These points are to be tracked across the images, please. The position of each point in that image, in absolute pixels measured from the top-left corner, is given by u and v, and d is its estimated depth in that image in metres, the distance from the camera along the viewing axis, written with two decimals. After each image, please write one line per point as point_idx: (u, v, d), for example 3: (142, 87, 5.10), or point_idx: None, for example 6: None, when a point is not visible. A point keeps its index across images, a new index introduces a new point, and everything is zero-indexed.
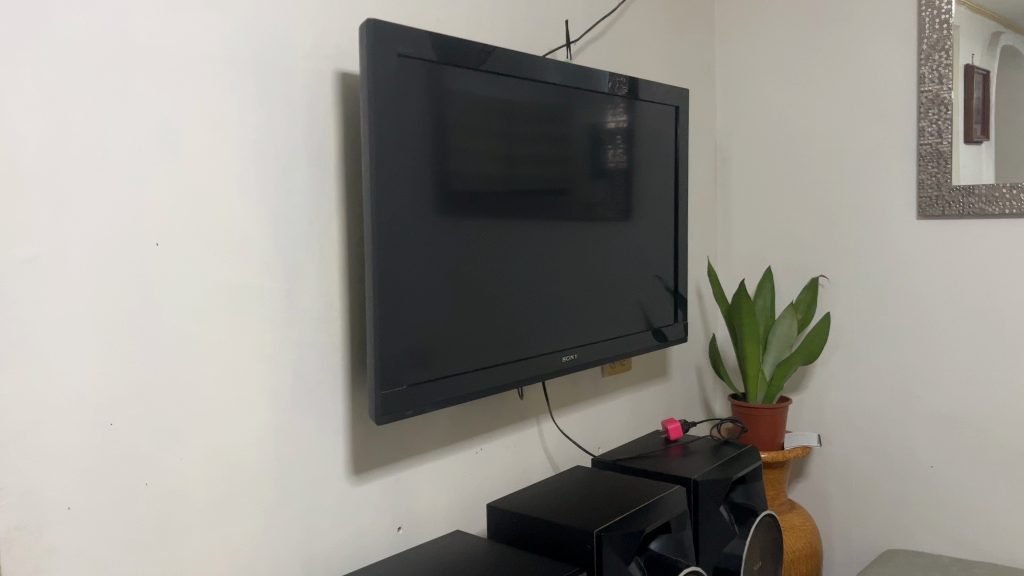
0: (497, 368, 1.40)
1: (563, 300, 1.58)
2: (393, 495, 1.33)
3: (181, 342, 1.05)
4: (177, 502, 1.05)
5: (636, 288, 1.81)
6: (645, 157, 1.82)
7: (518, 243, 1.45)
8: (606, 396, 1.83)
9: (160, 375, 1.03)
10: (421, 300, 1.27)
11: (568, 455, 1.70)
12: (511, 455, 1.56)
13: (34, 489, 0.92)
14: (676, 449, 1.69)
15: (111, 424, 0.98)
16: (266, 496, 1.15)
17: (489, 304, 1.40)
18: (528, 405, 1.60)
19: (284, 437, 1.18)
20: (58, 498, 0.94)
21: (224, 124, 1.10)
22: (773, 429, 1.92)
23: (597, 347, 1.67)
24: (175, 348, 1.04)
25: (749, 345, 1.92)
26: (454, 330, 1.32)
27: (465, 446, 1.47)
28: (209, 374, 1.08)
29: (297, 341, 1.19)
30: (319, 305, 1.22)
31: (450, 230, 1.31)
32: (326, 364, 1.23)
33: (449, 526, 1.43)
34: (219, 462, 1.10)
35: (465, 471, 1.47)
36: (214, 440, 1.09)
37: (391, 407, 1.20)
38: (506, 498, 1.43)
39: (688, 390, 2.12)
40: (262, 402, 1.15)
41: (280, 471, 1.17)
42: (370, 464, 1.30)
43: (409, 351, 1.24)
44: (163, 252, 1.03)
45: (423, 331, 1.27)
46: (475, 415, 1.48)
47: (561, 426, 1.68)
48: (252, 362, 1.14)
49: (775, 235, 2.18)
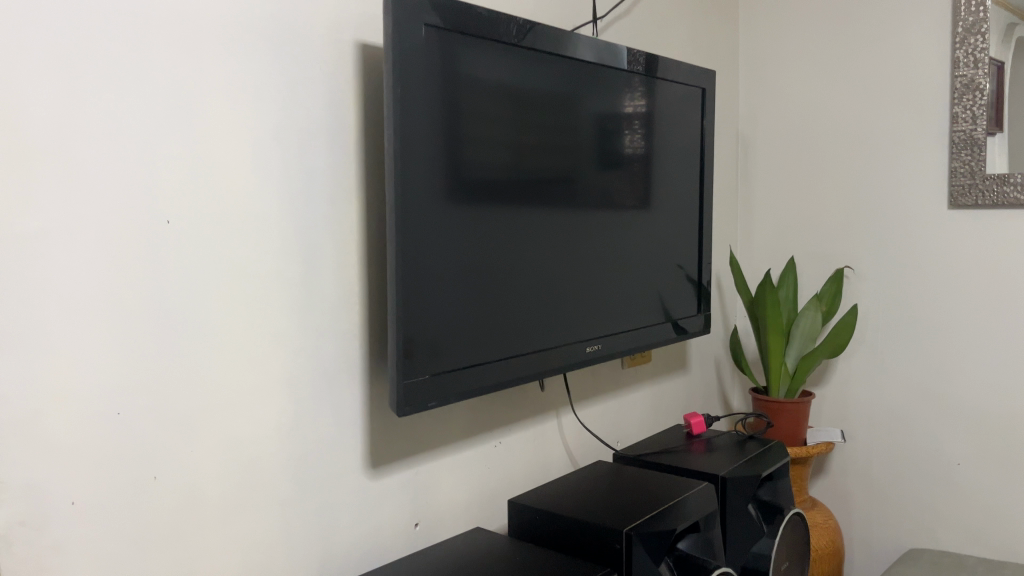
0: (519, 358, 1.34)
1: (583, 288, 1.52)
2: (410, 491, 1.27)
3: (192, 328, 0.99)
4: (189, 496, 0.99)
5: (657, 277, 1.75)
6: (668, 141, 1.76)
7: (537, 228, 1.39)
8: (626, 388, 1.77)
9: (171, 364, 0.97)
10: (442, 286, 1.20)
11: (589, 449, 1.64)
12: (532, 449, 1.50)
13: (36, 485, 0.85)
14: (700, 444, 1.63)
15: (118, 413, 0.92)
16: (282, 492, 1.09)
17: (510, 292, 1.33)
18: (549, 397, 1.54)
19: (299, 429, 1.11)
20: (63, 493, 0.87)
21: (241, 95, 1.03)
22: (797, 424, 1.85)
23: (617, 338, 1.60)
24: (188, 334, 0.98)
25: (772, 337, 1.86)
26: (475, 316, 1.26)
27: (485, 440, 1.41)
28: (224, 362, 1.02)
29: (315, 327, 1.13)
30: (337, 291, 1.16)
31: (471, 214, 1.25)
32: (343, 352, 1.17)
33: (468, 522, 1.37)
34: (233, 456, 1.03)
35: (484, 467, 1.41)
36: (228, 432, 1.03)
37: (412, 399, 1.13)
38: (528, 494, 1.37)
39: (707, 383, 2.06)
40: (278, 393, 1.09)
41: (295, 465, 1.11)
42: (389, 457, 1.24)
43: (431, 341, 1.18)
44: (175, 231, 0.97)
45: (444, 319, 1.20)
46: (495, 408, 1.42)
47: (581, 419, 1.62)
48: (268, 350, 1.07)
49: (797, 225, 2.12)
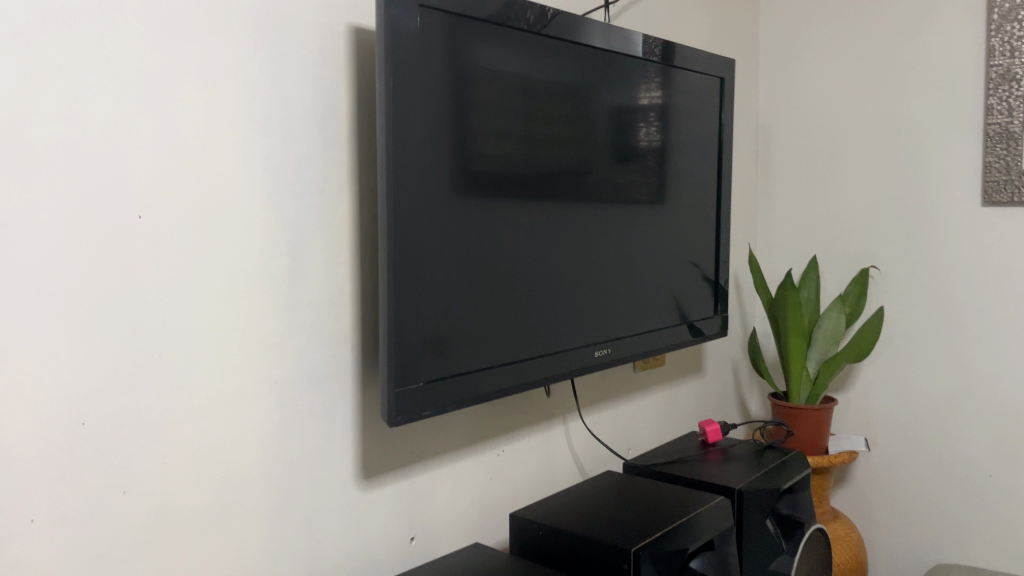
0: (522, 363, 1.26)
1: (592, 289, 1.44)
2: (406, 503, 1.20)
3: (165, 331, 0.91)
4: (163, 510, 0.92)
5: (671, 276, 1.66)
6: (684, 133, 1.67)
7: (543, 225, 1.31)
8: (638, 392, 1.69)
9: (141, 370, 0.90)
10: (440, 287, 1.12)
11: (598, 456, 1.57)
12: (537, 457, 1.43)
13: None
14: (715, 453, 1.55)
15: (83, 423, 0.85)
16: (265, 506, 1.02)
17: (513, 293, 1.26)
18: (555, 402, 1.46)
19: (284, 438, 1.04)
20: (21, 508, 0.81)
21: (222, 79, 0.96)
22: (818, 431, 1.76)
23: (628, 341, 1.52)
24: (160, 338, 0.91)
25: (793, 340, 1.77)
26: (474, 319, 1.18)
27: (486, 448, 1.33)
28: (202, 368, 0.95)
29: (303, 329, 1.06)
30: (327, 291, 1.09)
31: (472, 210, 1.17)
32: (333, 356, 1.10)
33: (468, 535, 1.30)
34: (211, 468, 0.96)
35: (486, 476, 1.33)
36: (206, 442, 0.96)
37: (406, 408, 1.05)
38: (531, 507, 1.29)
39: (723, 386, 1.97)
40: (261, 400, 1.02)
41: (281, 476, 1.04)
42: (383, 467, 1.17)
43: (427, 346, 1.10)
44: (147, 227, 0.89)
45: (441, 323, 1.12)
46: (498, 414, 1.35)
47: (590, 425, 1.54)
48: (250, 354, 1.00)
49: (820, 222, 2.03)
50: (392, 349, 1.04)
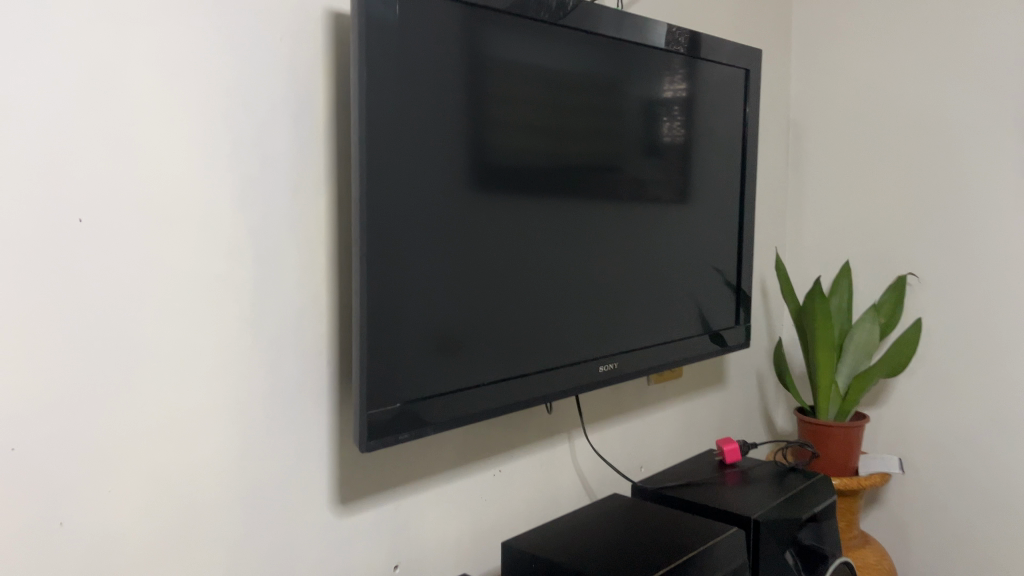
0: (520, 380, 1.16)
1: (602, 296, 1.32)
2: (388, 529, 1.11)
3: (109, 349, 0.82)
4: (108, 543, 0.83)
5: (692, 283, 1.55)
6: (708, 129, 1.55)
7: (546, 228, 1.20)
8: (652, 406, 1.58)
9: (81, 391, 0.80)
10: (425, 297, 1.02)
11: (606, 475, 1.46)
12: (538, 478, 1.33)
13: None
14: (733, 475, 1.44)
15: (14, 448, 0.76)
16: (229, 535, 0.94)
17: (511, 302, 1.15)
18: (559, 419, 1.36)
19: (249, 464, 0.95)
20: None
21: (181, 66, 0.86)
22: (847, 450, 1.64)
23: (641, 354, 1.41)
24: (104, 355, 0.82)
25: (822, 352, 1.64)
26: (465, 332, 1.08)
27: (480, 468, 1.24)
28: (154, 387, 0.86)
29: (273, 343, 0.97)
30: (302, 301, 0.99)
31: (462, 213, 1.06)
32: (307, 371, 1.01)
33: (459, 562, 1.21)
34: (165, 496, 0.87)
35: (480, 499, 1.24)
36: (159, 467, 0.87)
37: (380, 433, 0.96)
38: (528, 534, 1.19)
39: (746, 399, 1.85)
40: (222, 423, 0.92)
41: (246, 503, 0.95)
42: (363, 491, 1.08)
43: (409, 362, 1.00)
44: (89, 232, 0.80)
45: (426, 336, 1.02)
46: (494, 432, 1.25)
47: (597, 443, 1.44)
48: (211, 372, 0.91)
49: (854, 225, 1.89)
50: (365, 367, 0.94)
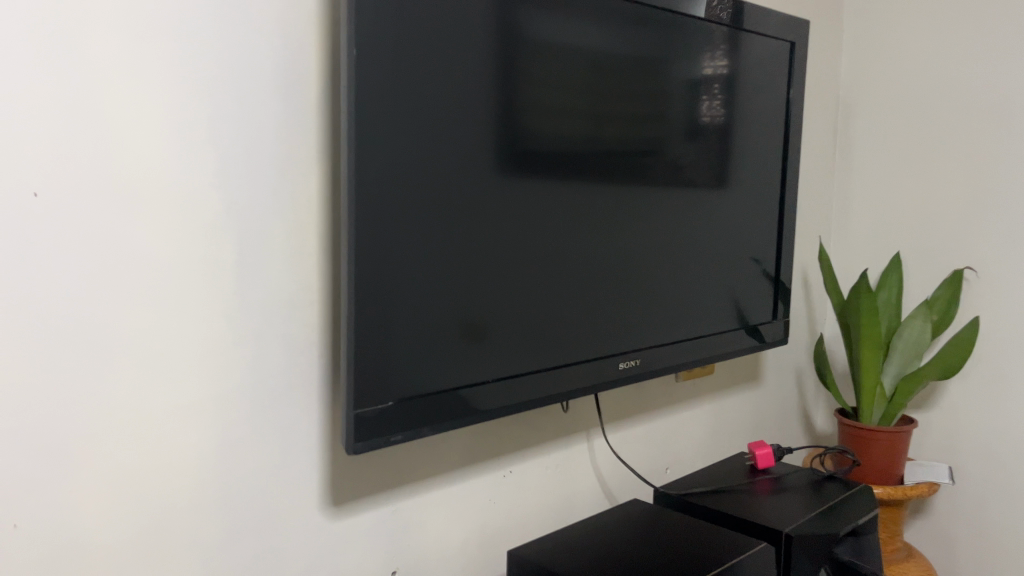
0: (531, 376, 1.07)
1: (626, 287, 1.22)
2: (386, 534, 1.03)
3: (69, 336, 0.75)
4: (69, 548, 0.76)
5: (727, 275, 1.43)
6: (748, 108, 1.43)
7: (565, 212, 1.10)
8: (681, 405, 1.47)
9: (36, 382, 0.73)
10: (425, 285, 0.93)
11: (628, 478, 1.37)
12: (552, 480, 1.24)
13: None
14: (765, 482, 1.33)
15: None
16: (206, 540, 0.86)
17: (524, 291, 1.05)
18: (577, 417, 1.27)
19: (230, 465, 0.88)
20: None
21: (156, 27, 0.78)
22: (892, 457, 1.52)
23: (668, 350, 1.31)
24: (63, 344, 0.74)
25: (867, 351, 1.52)
26: (472, 324, 0.99)
27: (489, 470, 1.15)
28: (124, 379, 0.79)
29: (259, 333, 0.89)
30: (292, 287, 0.91)
31: (470, 192, 0.97)
32: (296, 364, 0.92)
33: (463, 569, 1.12)
34: (135, 498, 0.80)
35: (488, 502, 1.15)
36: (128, 467, 0.79)
37: (369, 434, 0.88)
38: (538, 543, 1.11)
39: (783, 398, 1.74)
40: (200, 420, 0.85)
41: (227, 505, 0.88)
42: (358, 493, 1.00)
43: (403, 356, 0.91)
44: (45, 206, 0.73)
45: (424, 328, 0.93)
46: (505, 431, 1.16)
47: (618, 443, 1.35)
48: (187, 364, 0.83)
49: (907, 214, 1.76)
50: (354, 363, 0.86)
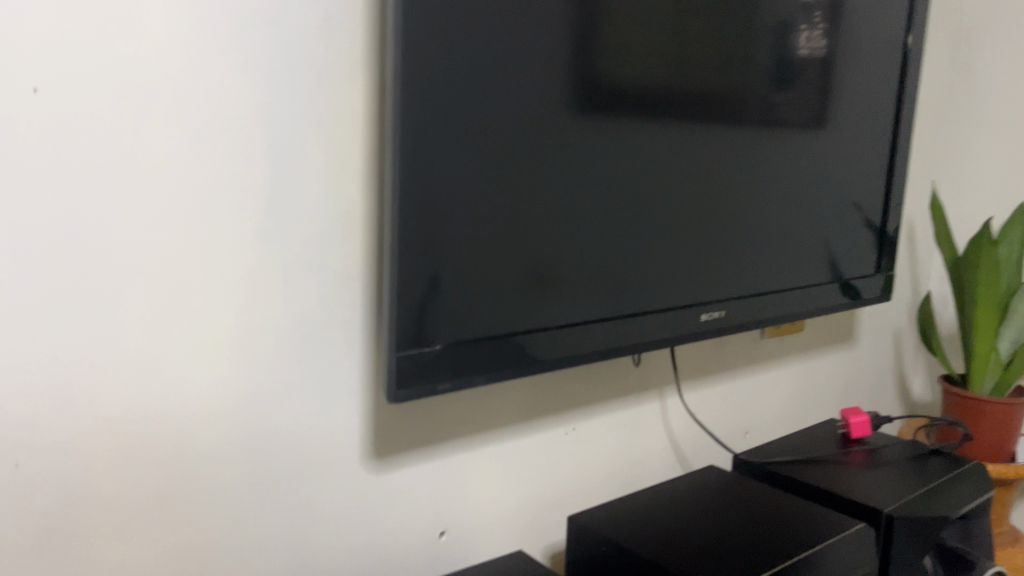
0: (598, 324, 0.94)
1: (709, 229, 1.07)
2: (434, 491, 0.94)
3: (70, 260, 0.66)
4: (78, 491, 0.69)
5: (824, 220, 1.27)
6: (862, 28, 1.25)
7: (645, 138, 0.95)
8: (765, 364, 1.33)
9: (33, 311, 0.65)
10: (481, 216, 0.81)
11: (703, 441, 1.24)
12: (619, 441, 1.12)
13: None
14: (859, 454, 1.19)
15: None
16: (235, 488, 0.78)
17: (594, 229, 0.92)
18: (649, 373, 1.14)
19: (261, 408, 0.79)
20: None
21: None
22: (1005, 433, 1.35)
23: (752, 303, 1.16)
24: (65, 268, 0.66)
25: (982, 314, 1.34)
26: (532, 261, 0.86)
27: (550, 426, 1.04)
28: (138, 308, 0.70)
29: (293, 263, 0.79)
30: (331, 213, 0.80)
31: (537, 111, 0.83)
32: (335, 301, 0.82)
33: (518, 532, 1.03)
34: (151, 440, 0.72)
35: (548, 461, 1.05)
36: (144, 406, 0.71)
37: (413, 382, 0.77)
38: (602, 510, 1.00)
39: (879, 361, 1.57)
40: (226, 358, 0.76)
41: (257, 453, 0.79)
42: (404, 446, 0.90)
43: (454, 296, 0.80)
44: (44, 107, 0.63)
45: (479, 265, 0.81)
46: (569, 384, 1.05)
47: (694, 403, 1.22)
48: (208, 297, 0.74)
49: None
50: (398, 301, 0.75)
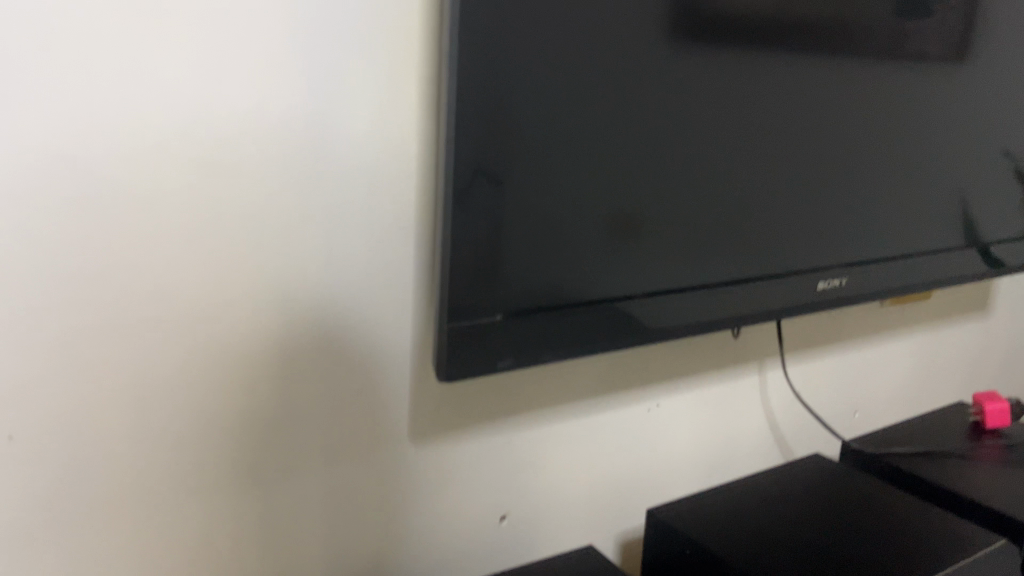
0: (690, 294, 0.79)
1: (831, 182, 0.90)
2: (494, 473, 0.83)
3: (63, 205, 0.56)
4: (81, 468, 0.60)
5: (970, 173, 1.06)
6: None
7: (763, 69, 0.78)
8: (883, 337, 1.16)
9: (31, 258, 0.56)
10: (558, 164, 0.67)
11: (805, 423, 1.09)
12: (710, 420, 0.99)
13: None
14: (994, 449, 1.01)
15: None
16: (265, 466, 0.69)
17: (692, 180, 0.76)
18: (748, 345, 0.99)
19: (296, 378, 0.68)
20: None
21: None
22: None
23: (876, 270, 0.99)
24: (59, 213, 0.56)
25: None
26: (615, 218, 0.72)
27: (631, 403, 0.91)
28: (145, 261, 0.60)
29: (333, 212, 0.67)
30: (380, 152, 0.68)
31: (635, 30, 0.67)
32: (384, 256, 0.70)
33: (588, 519, 0.91)
34: (166, 412, 0.63)
35: (627, 442, 0.92)
36: (154, 373, 0.62)
37: (469, 359, 0.65)
38: (686, 502, 0.87)
39: (1014, 336, 1.37)
40: (254, 318, 0.65)
41: (291, 428, 0.69)
42: (462, 422, 0.79)
43: (521, 260, 0.67)
44: (30, 15, 0.52)
45: (555, 221, 0.68)
46: (654, 356, 0.91)
47: (798, 380, 1.06)
48: (231, 250, 0.63)
49: None
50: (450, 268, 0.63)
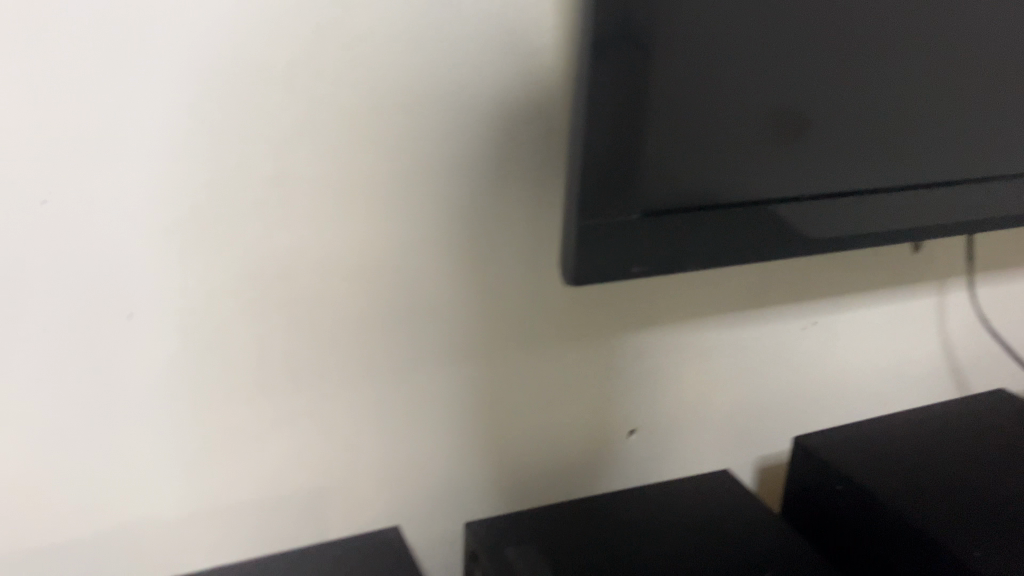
0: (887, 195, 0.61)
1: None
2: (625, 384, 0.77)
3: (173, 77, 0.52)
4: (202, 351, 0.60)
5: None
6: None
7: None
8: None
9: (157, 118, 0.53)
10: (734, 2, 0.49)
11: (990, 352, 0.95)
12: (874, 343, 0.87)
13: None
14: None
15: (44, 203, 0.52)
16: (385, 362, 0.66)
17: (910, 39, 0.56)
18: (927, 260, 0.86)
19: (415, 273, 0.64)
20: None
21: None
22: None
23: None
24: (169, 85, 0.52)
25: None
26: (797, 89, 0.54)
27: (784, 319, 0.81)
28: (261, 140, 0.56)
29: (460, 91, 0.60)
30: (512, 24, 0.60)
31: None
32: (514, 143, 0.64)
33: (726, 439, 0.84)
34: (284, 300, 0.61)
35: (776, 361, 0.83)
36: (273, 259, 0.59)
37: (600, 268, 0.53)
38: (839, 431, 0.78)
39: None
40: (392, 200, 0.61)
41: (411, 324, 0.66)
42: (592, 328, 0.73)
43: (666, 135, 0.51)
44: None
45: (712, 91, 0.52)
46: (814, 268, 0.80)
47: (985, 303, 0.92)
48: (347, 131, 0.58)
49: None
50: (577, 138, 0.49)
